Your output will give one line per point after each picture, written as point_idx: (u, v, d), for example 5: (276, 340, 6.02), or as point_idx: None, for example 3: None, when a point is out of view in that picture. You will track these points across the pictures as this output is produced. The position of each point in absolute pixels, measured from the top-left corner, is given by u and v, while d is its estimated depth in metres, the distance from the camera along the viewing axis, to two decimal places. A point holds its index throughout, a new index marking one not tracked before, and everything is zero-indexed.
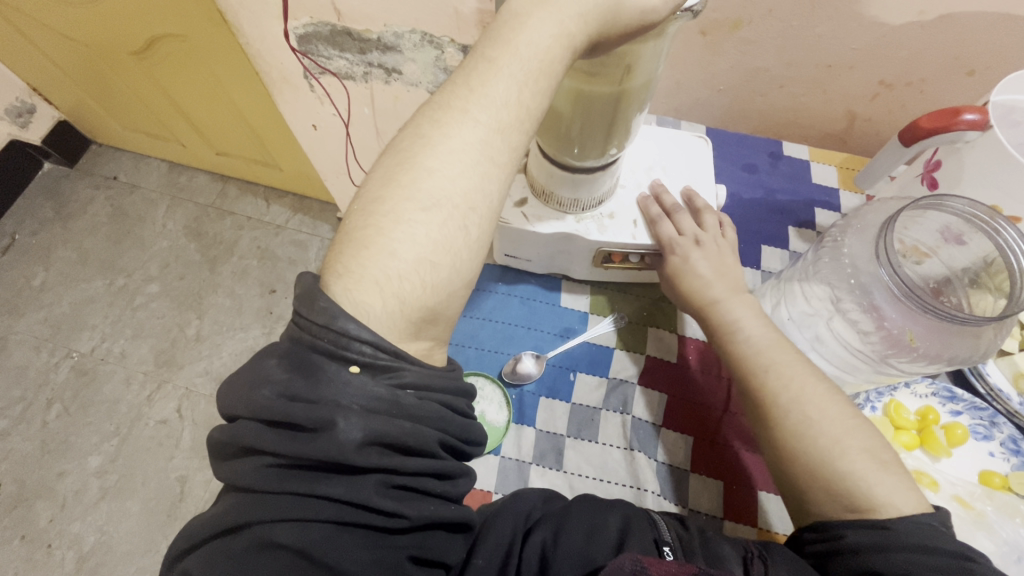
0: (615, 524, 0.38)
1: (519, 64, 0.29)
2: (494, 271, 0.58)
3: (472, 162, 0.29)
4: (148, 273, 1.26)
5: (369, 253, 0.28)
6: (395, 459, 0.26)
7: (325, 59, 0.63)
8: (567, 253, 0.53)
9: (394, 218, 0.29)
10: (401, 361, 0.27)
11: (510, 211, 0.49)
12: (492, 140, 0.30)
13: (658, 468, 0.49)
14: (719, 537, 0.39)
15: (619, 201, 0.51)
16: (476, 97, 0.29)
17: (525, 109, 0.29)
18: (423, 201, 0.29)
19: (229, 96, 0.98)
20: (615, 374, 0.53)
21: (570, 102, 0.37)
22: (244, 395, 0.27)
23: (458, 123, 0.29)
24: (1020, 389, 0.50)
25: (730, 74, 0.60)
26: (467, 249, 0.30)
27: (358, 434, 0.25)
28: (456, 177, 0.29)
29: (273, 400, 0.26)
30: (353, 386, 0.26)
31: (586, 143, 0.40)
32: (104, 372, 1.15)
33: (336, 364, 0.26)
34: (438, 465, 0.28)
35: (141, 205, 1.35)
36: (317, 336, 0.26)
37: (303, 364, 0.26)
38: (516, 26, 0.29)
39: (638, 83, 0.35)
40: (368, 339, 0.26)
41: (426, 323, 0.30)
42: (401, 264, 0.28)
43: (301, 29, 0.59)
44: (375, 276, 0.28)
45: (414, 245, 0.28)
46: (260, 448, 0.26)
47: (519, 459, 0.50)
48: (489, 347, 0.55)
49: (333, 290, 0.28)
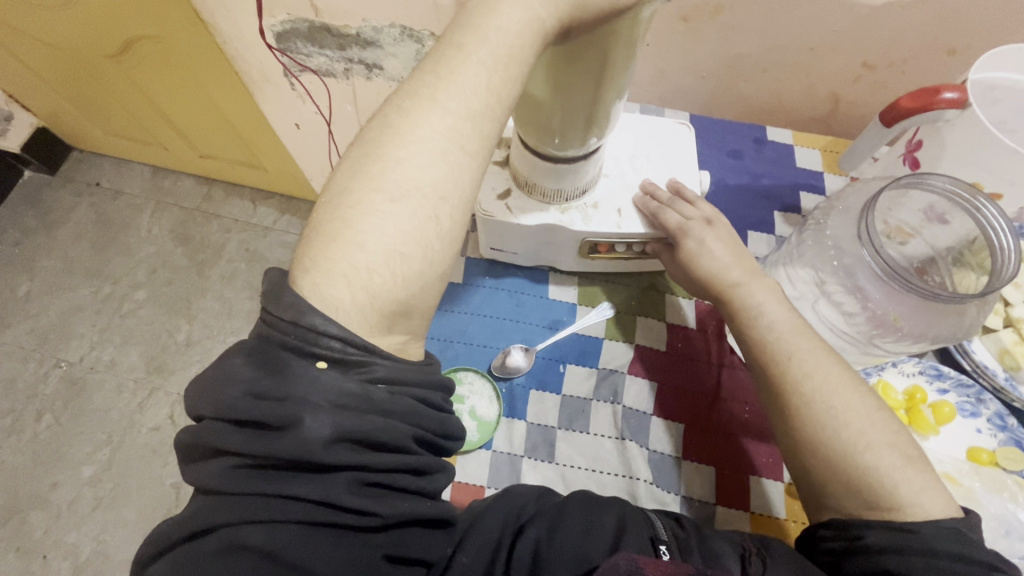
0: (612, 522, 0.38)
1: (488, 51, 0.28)
2: (480, 265, 0.58)
3: (442, 150, 0.29)
4: (136, 279, 1.25)
5: (337, 246, 0.28)
6: (365, 456, 0.26)
7: (305, 56, 0.62)
8: (552, 244, 0.52)
9: (363, 210, 0.28)
10: (371, 356, 0.27)
11: (494, 203, 0.49)
12: (462, 128, 0.29)
13: (650, 458, 0.49)
14: (714, 534, 0.39)
15: (604, 190, 0.50)
16: (445, 84, 0.29)
17: (495, 96, 0.29)
18: (392, 191, 0.28)
19: (211, 98, 0.97)
20: (606, 364, 0.53)
21: (547, 91, 0.36)
22: (211, 394, 0.26)
23: (427, 112, 0.29)
24: (1006, 365, 0.50)
25: (713, 60, 0.60)
26: (439, 240, 0.29)
27: (326, 431, 0.25)
28: (427, 168, 0.29)
29: (240, 397, 0.25)
30: (321, 382, 0.25)
31: (566, 132, 0.40)
32: (94, 380, 1.14)
33: (304, 361, 0.26)
34: (411, 461, 0.28)
35: (126, 210, 1.33)
36: (285, 332, 0.26)
37: (270, 361, 0.26)
38: (485, 13, 0.29)
39: (615, 69, 0.35)
40: (337, 334, 0.26)
41: (400, 317, 0.29)
42: (371, 256, 0.28)
43: (279, 26, 0.58)
44: (343, 269, 0.27)
45: (384, 237, 0.28)
46: (227, 447, 0.25)
47: (510, 452, 0.50)
48: (477, 342, 0.54)
49: (302, 285, 0.27)
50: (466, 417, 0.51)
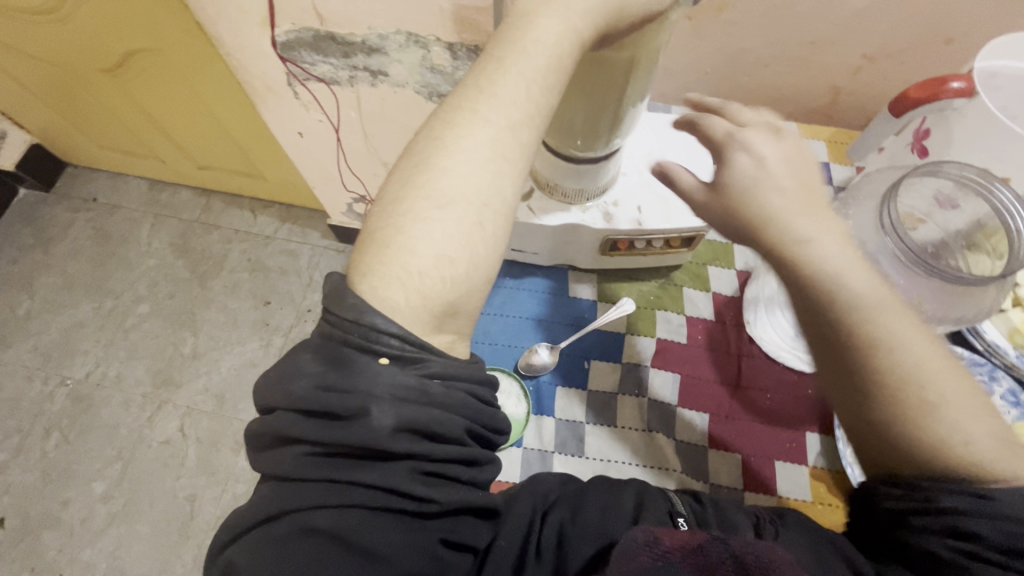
0: (632, 498, 0.39)
1: (528, 52, 0.27)
2: (501, 266, 0.59)
3: (485, 160, 0.27)
4: (138, 293, 1.24)
5: (389, 253, 0.27)
6: (426, 446, 0.26)
7: (310, 64, 0.63)
8: (573, 243, 0.54)
9: (412, 218, 0.27)
10: (428, 352, 0.26)
11: (516, 206, 0.50)
12: (503, 139, 0.27)
13: (677, 447, 0.51)
14: (733, 508, 0.40)
15: (622, 188, 0.51)
16: (486, 97, 0.27)
17: (535, 107, 0.27)
18: (439, 199, 0.27)
19: (210, 109, 0.97)
20: (629, 358, 0.55)
21: (575, 99, 0.38)
22: (278, 388, 0.27)
23: (469, 126, 0.27)
24: (1017, 344, 0.52)
25: (717, 56, 0.61)
26: (485, 245, 0.28)
27: (391, 421, 0.25)
28: (469, 175, 0.27)
29: (306, 391, 0.26)
30: (383, 376, 0.25)
31: (590, 135, 0.41)
32: (102, 396, 1.14)
33: (366, 356, 0.26)
34: (466, 452, 0.28)
35: (124, 225, 1.32)
36: (346, 329, 0.26)
37: (335, 356, 0.26)
38: (521, 13, 0.28)
39: (640, 73, 0.36)
40: (396, 331, 0.26)
41: (448, 319, 0.28)
42: (421, 262, 0.27)
43: (284, 36, 0.59)
44: (397, 273, 0.27)
45: (433, 243, 0.27)
46: (296, 437, 0.26)
47: (541, 448, 0.51)
48: (501, 342, 0.56)
49: (358, 288, 0.27)
50: None
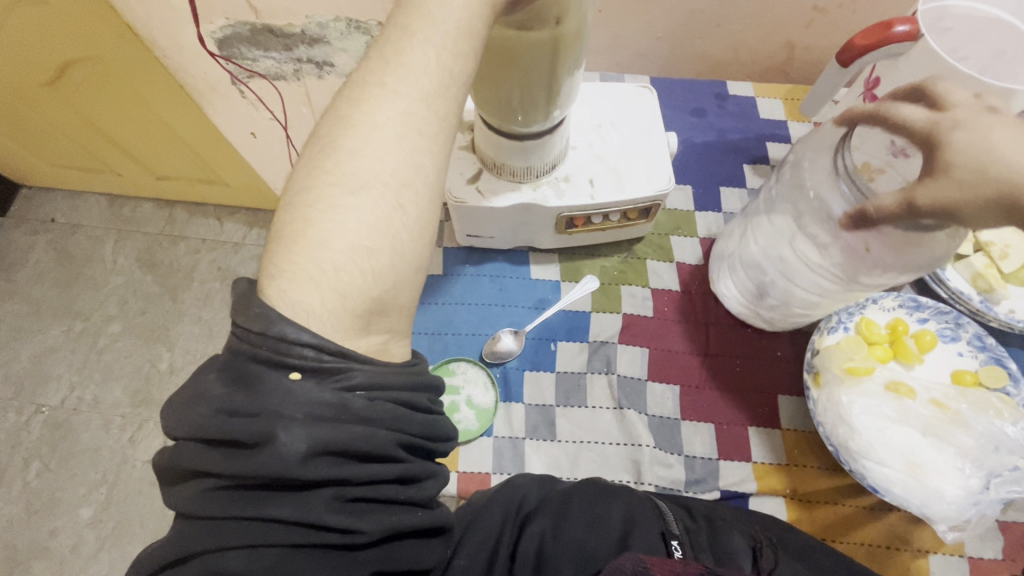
0: (620, 515, 0.38)
1: (433, 18, 0.26)
2: (460, 253, 0.57)
3: (397, 135, 0.25)
4: (107, 312, 1.21)
5: (299, 247, 0.25)
6: (347, 470, 0.24)
7: (252, 60, 0.60)
8: (530, 224, 0.52)
9: (323, 207, 0.25)
10: (348, 361, 0.24)
11: (464, 188, 0.48)
12: (418, 110, 0.25)
13: (649, 423, 0.50)
14: (727, 527, 0.39)
15: (573, 163, 0.49)
16: (393, 68, 0.26)
17: (449, 74, 0.26)
18: (351, 183, 0.25)
19: (160, 116, 0.93)
20: (596, 337, 0.54)
21: (507, 70, 0.35)
22: (184, 414, 0.24)
23: (377, 98, 0.26)
24: (980, 289, 0.52)
25: (668, 19, 0.59)
26: (406, 231, 0.26)
27: (302, 445, 0.23)
28: (383, 153, 0.26)
29: (212, 416, 0.23)
30: (294, 394, 0.23)
31: (528, 109, 0.39)
32: (80, 421, 1.11)
33: (276, 372, 0.23)
34: (398, 470, 0.26)
35: (86, 243, 1.28)
36: (254, 343, 0.23)
37: (242, 375, 0.24)
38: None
39: (571, 38, 0.34)
40: (309, 342, 0.23)
41: (377, 313, 0.26)
42: (335, 255, 0.25)
43: (219, 32, 0.56)
44: (308, 271, 0.24)
45: (347, 232, 0.25)
46: (204, 469, 0.24)
47: (512, 435, 0.50)
48: (465, 331, 0.54)
49: (267, 292, 0.25)
50: (464, 407, 0.51)
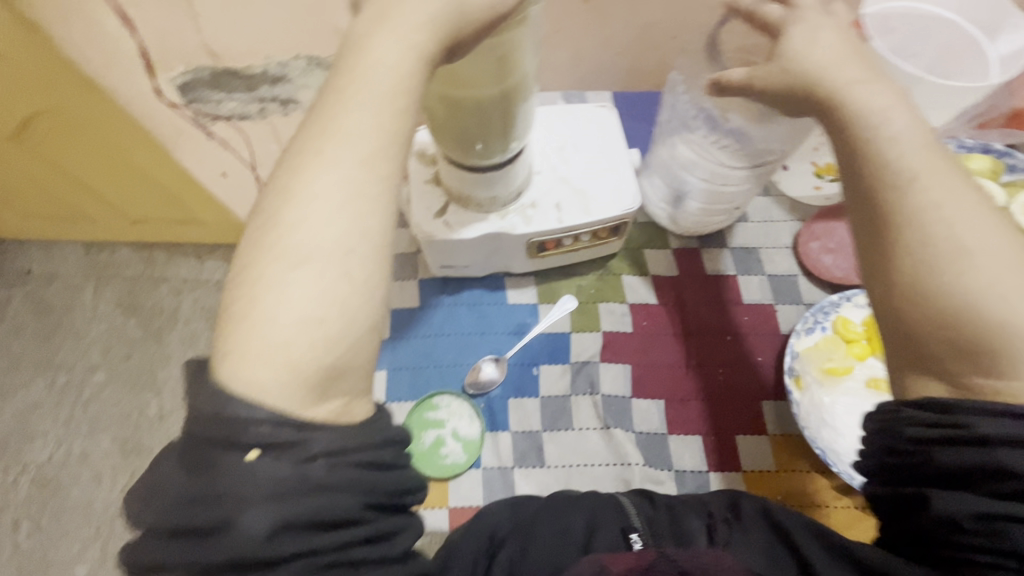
0: (581, 521, 0.37)
1: (370, 71, 0.25)
2: (436, 283, 0.57)
3: (340, 203, 0.24)
4: (91, 362, 1.19)
5: (246, 328, 0.23)
6: (315, 543, 0.22)
7: (216, 104, 0.63)
8: (501, 251, 0.52)
9: (267, 284, 0.23)
10: (306, 431, 0.22)
11: (432, 223, 0.48)
12: (357, 176, 0.24)
13: (636, 440, 0.50)
14: (687, 511, 0.38)
15: (539, 188, 0.49)
16: (329, 135, 0.24)
17: (388, 133, 0.24)
18: (293, 257, 0.23)
19: (132, 163, 0.91)
20: (577, 357, 0.54)
21: (456, 107, 0.36)
22: (148, 506, 0.23)
23: (316, 168, 0.24)
24: None
25: (624, 34, 0.60)
26: (356, 294, 0.24)
27: (265, 525, 0.22)
28: (326, 210, 0.24)
29: (173, 505, 0.22)
30: (251, 474, 0.22)
31: (488, 135, 0.39)
32: (69, 476, 1.09)
33: (230, 452, 0.22)
34: (370, 534, 0.24)
35: (65, 294, 1.25)
36: (206, 424, 0.22)
37: (197, 460, 0.22)
38: (357, 28, 0.26)
39: (516, 72, 0.35)
40: (264, 417, 0.22)
41: (333, 381, 0.23)
42: (284, 332, 0.23)
43: (181, 78, 0.59)
44: (258, 348, 0.23)
45: (294, 305, 0.23)
46: (167, 563, 0.23)
47: (500, 465, 0.50)
48: (447, 362, 0.54)
49: (217, 371, 0.23)
50: (451, 440, 0.50)
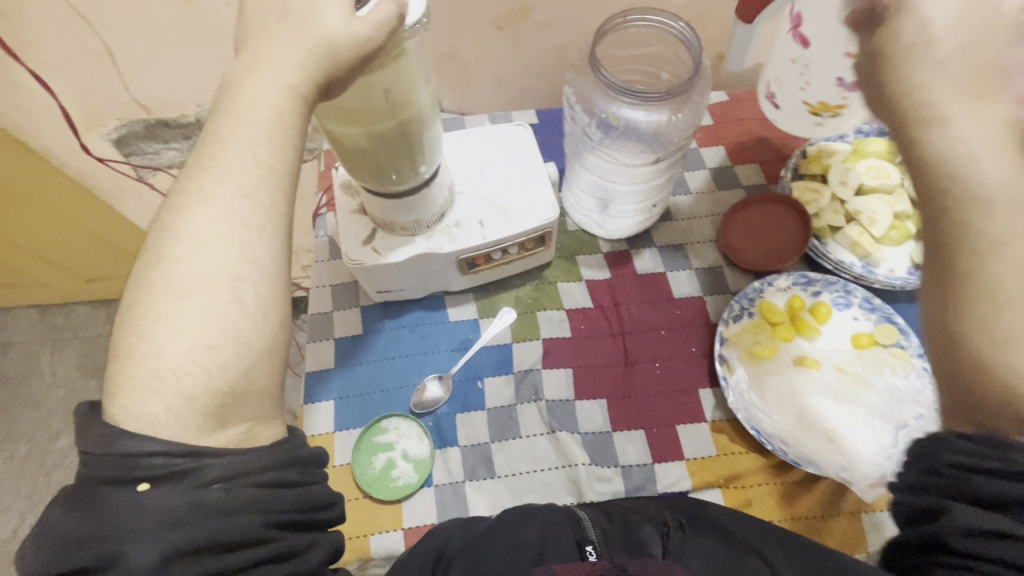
0: (537, 535, 0.39)
1: (250, 118, 0.28)
2: (378, 309, 0.58)
3: (226, 233, 0.27)
4: (52, 429, 1.16)
5: (135, 360, 0.26)
6: (208, 566, 0.24)
7: (155, 153, 0.70)
8: (433, 271, 0.53)
9: (156, 318, 0.26)
10: (201, 458, 0.25)
11: (360, 250, 0.49)
12: (241, 207, 0.27)
13: (581, 441, 0.52)
14: (641, 521, 0.40)
15: (462, 207, 0.51)
16: (212, 172, 0.28)
17: (268, 168, 0.28)
18: (177, 289, 0.27)
19: (79, 223, 0.91)
20: (520, 367, 0.55)
21: (358, 140, 0.37)
22: (31, 559, 0.24)
23: (199, 205, 0.27)
24: (860, 255, 0.56)
25: (540, 56, 0.63)
26: (249, 320, 0.27)
27: (154, 555, 0.23)
28: (210, 245, 0.27)
29: (60, 550, 0.24)
30: (144, 505, 0.24)
31: (397, 165, 0.41)
32: None
33: (124, 487, 0.24)
34: (269, 552, 0.26)
35: (21, 362, 1.22)
36: (101, 465, 0.25)
37: (89, 501, 0.24)
38: (239, 82, 0.28)
39: (408, 102, 0.37)
40: (157, 450, 0.25)
41: (231, 407, 0.27)
42: (172, 358, 0.26)
43: (116, 133, 0.66)
44: (145, 380, 0.26)
45: (181, 337, 0.26)
46: None
47: (452, 482, 0.50)
48: (393, 386, 0.55)
49: (111, 412, 0.26)
50: (401, 462, 0.51)
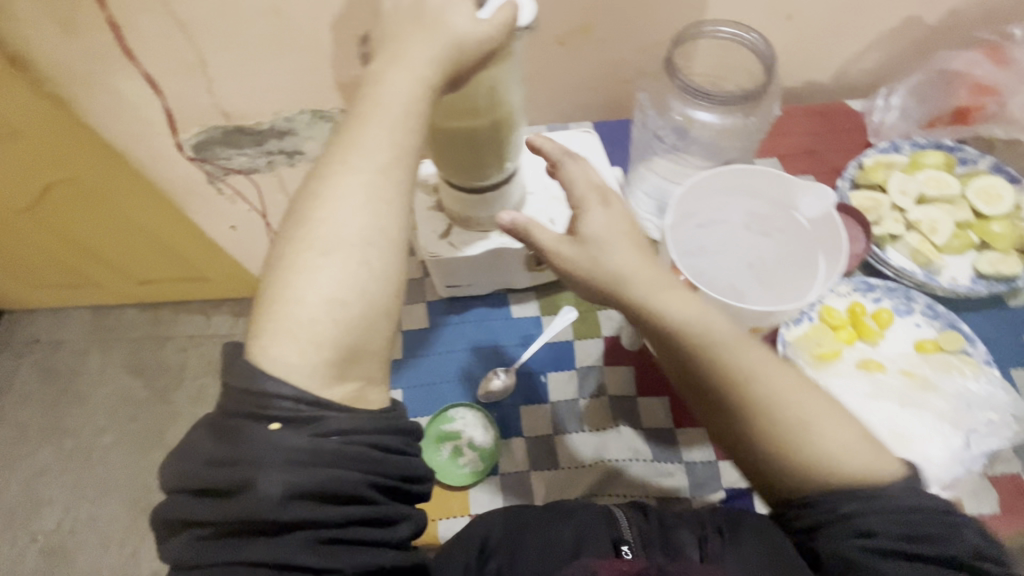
0: (571, 533, 0.39)
1: (378, 108, 0.31)
2: (441, 304, 0.60)
3: (360, 203, 0.30)
4: (97, 426, 1.20)
5: (277, 306, 0.30)
6: (319, 510, 0.27)
7: (228, 159, 0.73)
8: (501, 267, 0.56)
9: (298, 271, 0.30)
10: (324, 410, 0.28)
11: (437, 244, 0.52)
12: (375, 181, 0.31)
13: (642, 438, 0.52)
14: (678, 521, 0.40)
15: (533, 206, 0.54)
16: (354, 148, 0.31)
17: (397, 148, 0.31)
18: (320, 245, 0.30)
19: (141, 226, 0.95)
20: (582, 363, 0.57)
21: (459, 132, 0.41)
22: (178, 470, 0.28)
23: (341, 176, 0.31)
24: (921, 263, 0.57)
25: (597, 70, 0.67)
26: (373, 280, 0.30)
27: (277, 489, 0.26)
28: (340, 220, 0.30)
29: (201, 468, 0.27)
30: (273, 443, 0.27)
31: (487, 161, 0.44)
32: (76, 543, 1.09)
33: (257, 423, 0.27)
34: (368, 512, 0.28)
35: (71, 359, 1.27)
36: (240, 400, 0.28)
37: (227, 429, 0.28)
38: (371, 74, 0.32)
39: (504, 100, 0.41)
40: (290, 394, 0.28)
41: (350, 362, 0.30)
42: (309, 308, 0.29)
43: (195, 139, 0.70)
44: (287, 327, 0.29)
45: (319, 290, 0.30)
46: (193, 518, 0.27)
47: (517, 470, 0.52)
48: (459, 377, 0.56)
49: (252, 351, 0.29)
50: (467, 450, 0.52)
